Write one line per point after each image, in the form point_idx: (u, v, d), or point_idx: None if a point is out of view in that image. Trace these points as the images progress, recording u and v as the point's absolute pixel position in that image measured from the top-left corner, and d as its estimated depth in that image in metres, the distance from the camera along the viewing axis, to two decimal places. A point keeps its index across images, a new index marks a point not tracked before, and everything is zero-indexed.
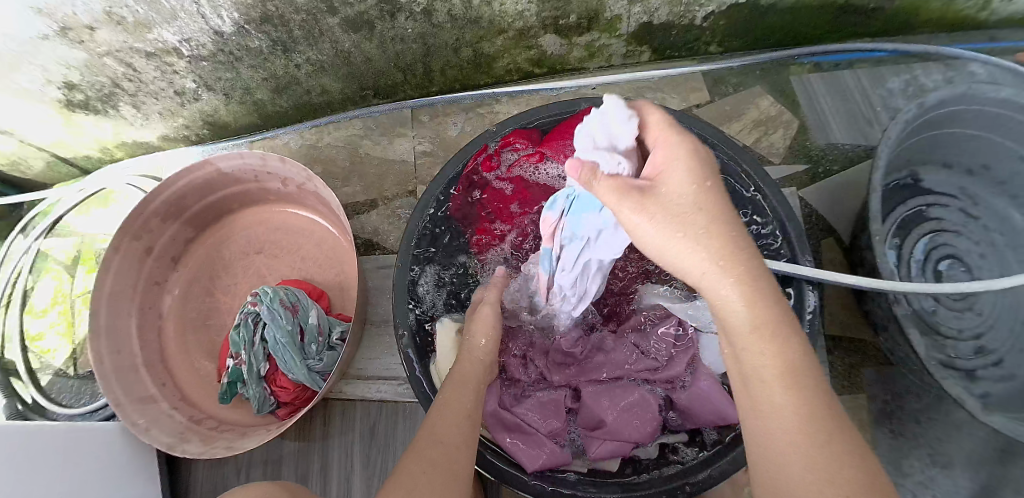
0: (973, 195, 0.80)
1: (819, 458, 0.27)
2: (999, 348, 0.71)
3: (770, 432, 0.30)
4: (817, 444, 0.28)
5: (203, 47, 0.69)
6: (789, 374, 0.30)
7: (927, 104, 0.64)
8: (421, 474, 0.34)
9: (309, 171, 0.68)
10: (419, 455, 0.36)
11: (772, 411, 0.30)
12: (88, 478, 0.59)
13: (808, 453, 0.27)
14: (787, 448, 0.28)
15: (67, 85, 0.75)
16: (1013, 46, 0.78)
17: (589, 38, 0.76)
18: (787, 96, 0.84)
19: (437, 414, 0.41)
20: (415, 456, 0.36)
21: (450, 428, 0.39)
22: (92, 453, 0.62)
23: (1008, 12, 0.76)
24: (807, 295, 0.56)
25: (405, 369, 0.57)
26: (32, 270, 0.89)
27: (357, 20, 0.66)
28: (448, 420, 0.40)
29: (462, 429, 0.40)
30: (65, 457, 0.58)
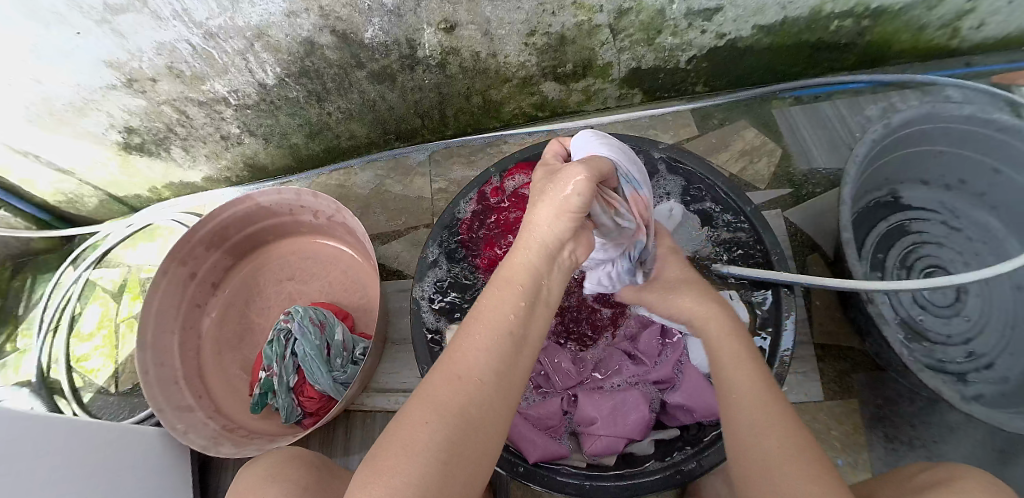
0: (954, 208, 0.87)
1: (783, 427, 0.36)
2: (988, 352, 0.76)
3: (736, 412, 0.38)
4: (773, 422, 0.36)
5: (248, 97, 0.80)
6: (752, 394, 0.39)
7: (893, 124, 0.74)
8: (438, 446, 0.29)
9: (339, 203, 0.77)
10: (436, 409, 0.30)
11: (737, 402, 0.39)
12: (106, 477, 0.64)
13: (769, 430, 0.35)
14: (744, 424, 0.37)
15: (127, 129, 0.86)
16: (986, 70, 0.89)
17: (585, 83, 0.86)
18: (770, 127, 0.92)
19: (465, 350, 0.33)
20: (421, 401, 0.31)
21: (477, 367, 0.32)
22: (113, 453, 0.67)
23: (978, 39, 0.86)
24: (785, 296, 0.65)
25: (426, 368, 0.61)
26: (80, 297, 0.98)
27: (381, 73, 0.77)
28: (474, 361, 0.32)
29: (496, 360, 0.32)
30: (87, 449, 0.63)
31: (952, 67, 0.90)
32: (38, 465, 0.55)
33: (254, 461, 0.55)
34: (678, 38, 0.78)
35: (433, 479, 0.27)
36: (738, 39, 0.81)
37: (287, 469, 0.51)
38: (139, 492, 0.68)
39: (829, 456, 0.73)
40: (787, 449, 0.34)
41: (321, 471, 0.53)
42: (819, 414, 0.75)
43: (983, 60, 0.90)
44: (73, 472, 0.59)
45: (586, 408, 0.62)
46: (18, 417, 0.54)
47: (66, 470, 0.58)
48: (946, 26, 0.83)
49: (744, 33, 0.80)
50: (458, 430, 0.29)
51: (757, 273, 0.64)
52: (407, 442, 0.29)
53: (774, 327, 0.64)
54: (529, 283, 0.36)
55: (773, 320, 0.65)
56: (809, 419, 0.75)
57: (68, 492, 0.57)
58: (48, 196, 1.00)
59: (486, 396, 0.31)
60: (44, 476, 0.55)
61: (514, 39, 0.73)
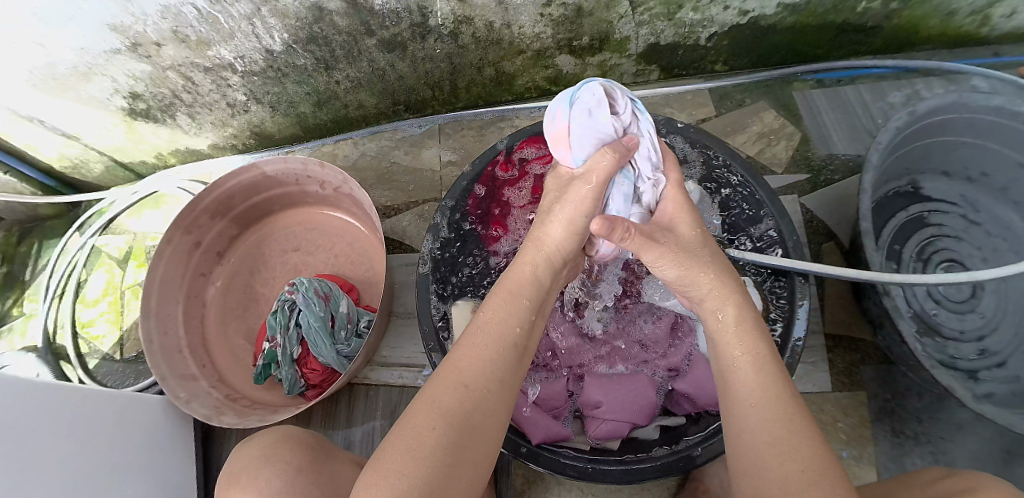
0: (975, 201, 0.84)
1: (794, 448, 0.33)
2: (1003, 350, 0.74)
3: (749, 426, 0.35)
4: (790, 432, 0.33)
5: (255, 63, 0.78)
6: (767, 389, 0.36)
7: (918, 112, 0.71)
8: (447, 442, 0.33)
9: (345, 175, 0.75)
10: (439, 409, 0.35)
11: (749, 416, 0.36)
12: (110, 449, 0.64)
13: (788, 454, 0.32)
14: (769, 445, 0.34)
15: (132, 95, 0.84)
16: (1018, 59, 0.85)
17: (601, 57, 0.83)
18: (790, 110, 0.89)
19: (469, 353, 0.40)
20: (434, 394, 0.37)
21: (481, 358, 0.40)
22: (116, 422, 0.67)
23: (1008, 29, 0.82)
24: (799, 287, 0.62)
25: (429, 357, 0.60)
26: (85, 264, 0.98)
27: (391, 41, 0.75)
28: (480, 364, 0.39)
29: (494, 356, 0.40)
30: (89, 418, 0.62)
31: (980, 56, 0.86)
32: (45, 440, 0.55)
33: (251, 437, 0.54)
34: (700, 13, 0.75)
35: (447, 455, 0.33)
36: (761, 16, 0.78)
37: (286, 444, 0.51)
38: (141, 460, 0.68)
39: (834, 447, 0.72)
40: (805, 467, 0.30)
41: (316, 451, 0.52)
42: (825, 404, 0.74)
43: (1013, 49, 0.86)
44: (83, 444, 0.60)
45: (590, 391, 0.62)
46: (21, 392, 0.54)
47: (67, 438, 0.58)
48: (975, 14, 0.79)
49: (768, 10, 0.77)
50: (462, 427, 0.34)
51: (772, 260, 0.62)
52: (417, 437, 0.33)
53: (785, 319, 0.62)
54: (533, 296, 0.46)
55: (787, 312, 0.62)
56: (815, 409, 0.74)
57: (69, 460, 0.57)
58: (54, 161, 0.99)
59: (487, 401, 0.37)
60: (51, 452, 0.55)
61: (529, 9, 0.70)
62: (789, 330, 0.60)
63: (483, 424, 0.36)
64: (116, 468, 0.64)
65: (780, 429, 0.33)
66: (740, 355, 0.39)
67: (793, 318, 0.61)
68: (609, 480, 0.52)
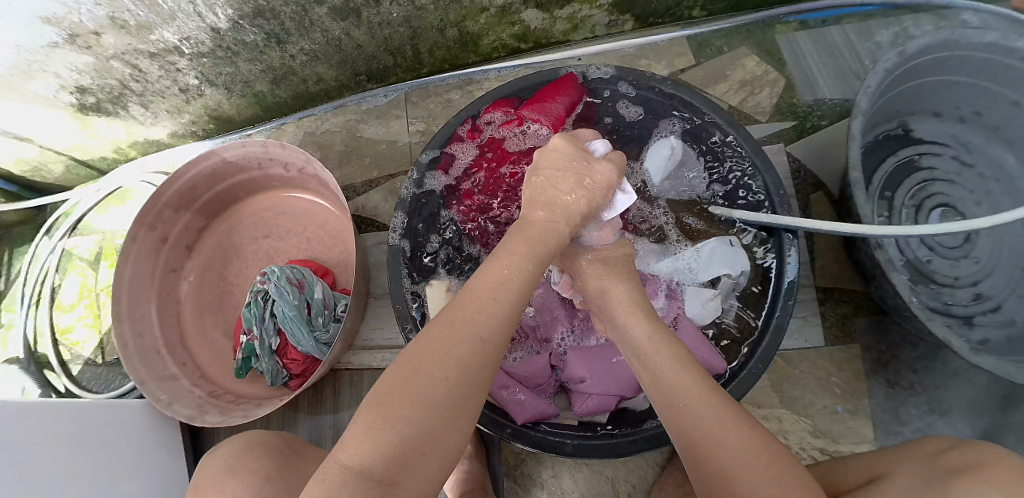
0: (968, 142, 0.80)
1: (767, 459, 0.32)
2: (996, 294, 0.72)
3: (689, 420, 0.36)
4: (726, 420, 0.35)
5: (202, 44, 0.73)
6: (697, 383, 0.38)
7: (908, 51, 0.67)
8: (445, 378, 0.31)
9: (308, 154, 0.72)
10: (447, 346, 0.33)
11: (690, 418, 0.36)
12: (101, 459, 0.63)
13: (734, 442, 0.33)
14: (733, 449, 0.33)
15: (80, 90, 0.79)
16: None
17: (570, 10, 0.78)
18: (773, 55, 0.85)
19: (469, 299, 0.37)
20: (435, 345, 0.33)
21: (485, 312, 0.36)
22: (103, 429, 0.66)
23: None
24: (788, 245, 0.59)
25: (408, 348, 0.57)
26: (57, 269, 0.95)
27: (343, 8, 0.69)
28: (478, 308, 0.36)
29: (496, 308, 0.37)
30: (72, 430, 0.61)
31: None
32: (26, 456, 0.53)
33: (219, 446, 0.53)
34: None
35: (448, 391, 0.31)
36: None
37: (256, 453, 0.50)
38: (132, 463, 0.68)
39: (828, 402, 0.71)
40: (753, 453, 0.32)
41: (285, 454, 0.52)
42: (818, 360, 0.73)
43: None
44: (64, 457, 0.58)
45: (575, 365, 0.59)
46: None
47: (53, 454, 0.56)
48: None
49: None
50: (461, 364, 0.32)
51: (760, 219, 0.59)
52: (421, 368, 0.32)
53: (774, 280, 0.59)
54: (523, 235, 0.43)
55: (776, 273, 0.59)
56: (808, 365, 0.73)
57: (59, 476, 0.56)
58: (12, 166, 0.95)
59: (483, 341, 0.35)
60: (34, 467, 0.53)
61: None
62: (778, 293, 0.58)
63: (476, 383, 0.33)
64: (109, 477, 0.63)
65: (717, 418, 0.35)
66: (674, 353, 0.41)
67: (783, 283, 0.57)
68: (598, 455, 0.51)
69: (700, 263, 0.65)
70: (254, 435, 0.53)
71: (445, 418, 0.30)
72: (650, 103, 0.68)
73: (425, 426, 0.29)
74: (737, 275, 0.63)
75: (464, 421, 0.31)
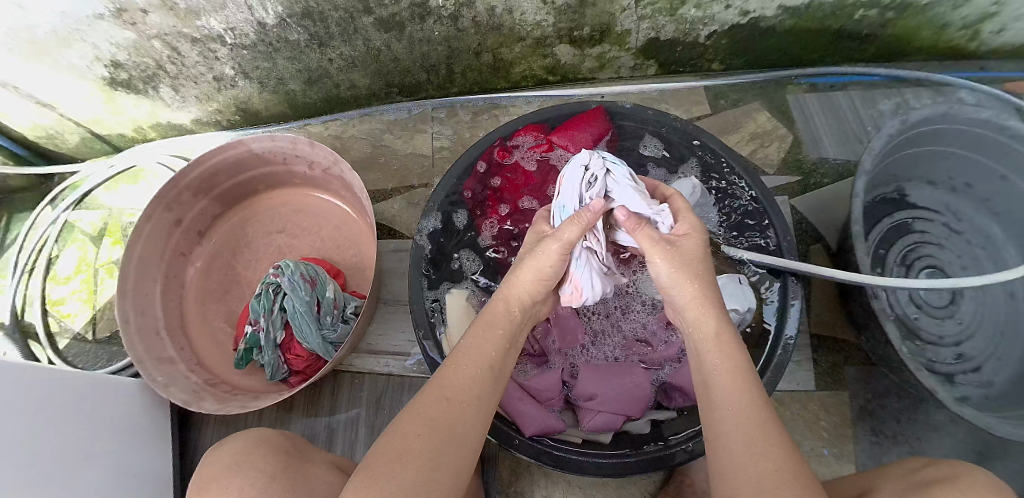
0: (957, 211, 0.86)
1: (763, 472, 0.30)
2: (978, 355, 0.77)
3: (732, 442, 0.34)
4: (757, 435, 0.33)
5: (246, 37, 0.75)
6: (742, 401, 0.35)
7: (911, 120, 0.72)
8: (429, 448, 0.34)
9: (336, 155, 0.73)
10: (429, 420, 0.35)
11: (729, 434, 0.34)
12: (83, 434, 0.61)
13: (763, 454, 0.31)
14: (726, 443, 0.34)
15: (114, 64, 0.80)
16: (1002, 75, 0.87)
17: (600, 50, 0.82)
18: (784, 113, 0.90)
19: (454, 374, 0.39)
20: (414, 415, 0.36)
21: (465, 383, 0.39)
22: (91, 404, 0.64)
23: (996, 44, 0.83)
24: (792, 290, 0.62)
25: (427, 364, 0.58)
26: (57, 239, 0.93)
27: (389, 21, 0.72)
28: (465, 387, 0.39)
29: (474, 385, 0.39)
30: (58, 401, 0.59)
31: (968, 69, 0.88)
32: (12, 417, 0.52)
33: (221, 444, 0.54)
34: (701, 10, 0.75)
35: (431, 461, 0.33)
36: (762, 17, 0.78)
37: (259, 452, 0.51)
38: (114, 443, 0.66)
39: (816, 445, 0.73)
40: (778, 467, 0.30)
41: (290, 455, 0.53)
42: (808, 403, 0.75)
43: (999, 65, 0.87)
44: (50, 425, 0.57)
45: (586, 382, 0.60)
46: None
47: (36, 424, 0.55)
48: (969, 27, 0.80)
49: (768, 12, 0.76)
50: (444, 435, 0.35)
51: (771, 262, 0.62)
52: (403, 439, 0.34)
53: (776, 324, 0.62)
54: (506, 329, 0.46)
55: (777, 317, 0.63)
56: (798, 408, 0.75)
57: (38, 448, 0.54)
58: (26, 130, 0.94)
59: (470, 417, 0.37)
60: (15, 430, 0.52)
61: None
62: (778, 339, 0.60)
63: (459, 451, 0.35)
64: (87, 454, 0.61)
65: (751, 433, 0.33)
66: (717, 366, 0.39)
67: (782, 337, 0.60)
68: (600, 473, 0.52)
69: None
70: (249, 433, 0.54)
71: (425, 479, 0.32)
72: (673, 142, 0.72)
73: (412, 487, 0.31)
74: (744, 311, 0.65)
75: (446, 479, 0.33)
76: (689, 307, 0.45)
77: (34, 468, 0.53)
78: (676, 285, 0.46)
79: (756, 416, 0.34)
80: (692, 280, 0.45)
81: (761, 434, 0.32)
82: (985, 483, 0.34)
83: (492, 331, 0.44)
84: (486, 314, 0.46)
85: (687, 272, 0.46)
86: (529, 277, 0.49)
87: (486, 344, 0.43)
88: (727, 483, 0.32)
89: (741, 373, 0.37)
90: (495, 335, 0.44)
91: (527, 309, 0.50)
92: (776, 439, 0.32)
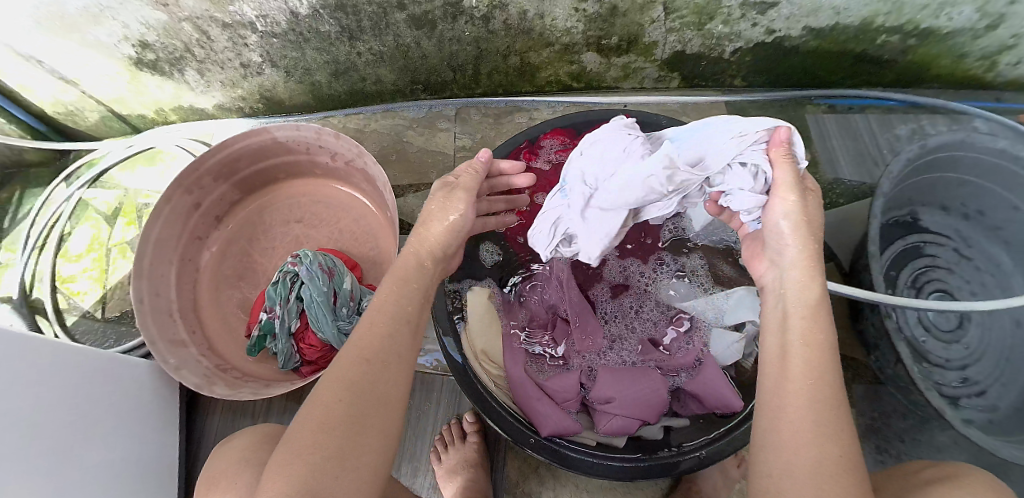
0: (967, 237, 0.87)
1: (827, 459, 0.30)
2: (983, 380, 0.77)
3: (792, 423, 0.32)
4: (828, 427, 0.31)
5: (277, 25, 0.75)
6: (815, 386, 0.33)
7: (928, 146, 0.73)
8: (347, 411, 0.33)
9: (361, 148, 0.74)
10: (342, 383, 0.34)
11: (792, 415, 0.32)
12: (96, 410, 0.61)
13: (824, 444, 0.30)
14: (787, 425, 0.32)
15: (141, 44, 0.80)
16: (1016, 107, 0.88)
17: (626, 59, 0.83)
18: (802, 133, 0.91)
19: (365, 332, 0.38)
20: (333, 379, 0.34)
21: (380, 340, 0.37)
22: (104, 381, 0.64)
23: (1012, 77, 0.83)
24: None
25: (445, 361, 0.59)
26: (71, 217, 0.93)
27: (421, 18, 0.73)
28: (376, 343, 0.37)
29: (389, 340, 0.38)
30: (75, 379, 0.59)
31: (983, 99, 0.89)
32: (25, 390, 0.52)
33: (231, 440, 0.55)
34: (728, 26, 0.76)
35: (349, 424, 0.32)
36: (786, 37, 0.78)
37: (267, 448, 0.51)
38: (124, 422, 0.66)
39: None
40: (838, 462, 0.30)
41: None
42: None
43: (1013, 97, 0.88)
44: (66, 400, 0.57)
45: (603, 385, 0.61)
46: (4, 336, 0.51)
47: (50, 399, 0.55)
48: (986, 59, 0.80)
49: (794, 32, 0.77)
50: (362, 397, 0.34)
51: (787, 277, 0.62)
52: (318, 407, 0.33)
53: None
54: (418, 279, 0.44)
55: None
56: None
57: (52, 423, 0.54)
58: (46, 105, 0.94)
59: (388, 375, 0.36)
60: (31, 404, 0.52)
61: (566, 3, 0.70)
62: None
63: (381, 411, 0.34)
64: (99, 432, 0.61)
65: (820, 425, 0.31)
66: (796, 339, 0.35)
67: None
68: (611, 474, 0.54)
69: (728, 305, 0.64)
70: (260, 430, 0.56)
71: (345, 444, 0.32)
72: None
73: (335, 454, 0.31)
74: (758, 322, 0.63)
75: (370, 442, 0.33)
76: (796, 267, 0.39)
77: (46, 442, 0.53)
78: (786, 243, 0.40)
79: (829, 400, 0.32)
80: (805, 239, 0.40)
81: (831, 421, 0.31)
82: (997, 492, 0.35)
83: (407, 286, 0.42)
84: (395, 270, 0.44)
85: (803, 229, 0.40)
86: (438, 228, 0.47)
87: (392, 294, 0.41)
88: (784, 458, 0.31)
89: (824, 352, 0.34)
90: (409, 289, 0.42)
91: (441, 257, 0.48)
92: (842, 435, 0.31)
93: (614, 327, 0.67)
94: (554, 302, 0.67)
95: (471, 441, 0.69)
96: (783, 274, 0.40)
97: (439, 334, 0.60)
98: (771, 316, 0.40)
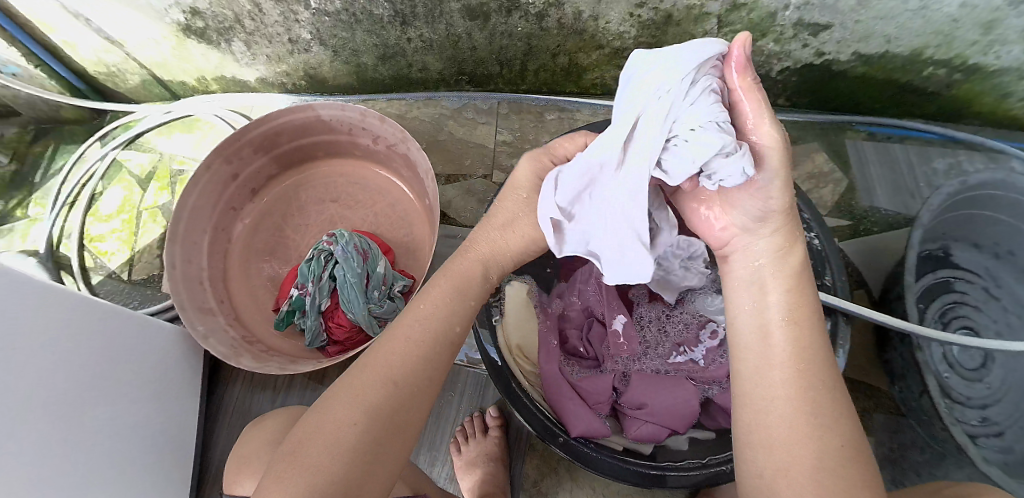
0: (996, 276, 0.86)
1: (827, 454, 0.30)
2: (1004, 421, 0.77)
3: (775, 422, 0.32)
4: (815, 427, 0.31)
5: (331, 4, 0.74)
6: (801, 386, 0.32)
7: (969, 183, 0.73)
8: (368, 436, 0.33)
9: (405, 133, 0.74)
10: (361, 403, 0.34)
11: (777, 414, 0.32)
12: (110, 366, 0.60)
13: (805, 443, 0.30)
14: (770, 424, 0.32)
15: (191, 11, 0.79)
16: None
17: None
18: (840, 157, 0.91)
19: (390, 349, 0.37)
20: (358, 396, 0.35)
21: (398, 361, 0.37)
22: (125, 336, 0.64)
23: None
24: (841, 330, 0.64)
25: (482, 356, 0.59)
26: (103, 177, 0.93)
27: (476, 10, 0.73)
28: (393, 363, 0.36)
29: (417, 361, 0.37)
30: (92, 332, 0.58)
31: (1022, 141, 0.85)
32: (39, 342, 0.51)
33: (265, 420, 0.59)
34: (779, 45, 0.76)
35: (368, 449, 0.33)
36: (836, 61, 0.78)
37: None
38: (140, 379, 0.65)
39: None
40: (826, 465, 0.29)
41: None
42: None
43: None
44: (74, 371, 0.55)
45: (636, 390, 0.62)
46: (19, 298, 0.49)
47: (63, 352, 0.54)
48: None
49: (844, 56, 0.77)
50: (386, 424, 0.34)
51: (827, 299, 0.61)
52: (336, 419, 0.33)
53: None
54: (456, 291, 0.43)
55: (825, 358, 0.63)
56: None
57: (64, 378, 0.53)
58: (89, 64, 0.94)
59: (414, 404, 0.36)
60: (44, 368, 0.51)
61: (621, 7, 0.70)
62: None
63: (400, 440, 0.35)
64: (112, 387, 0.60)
65: (806, 425, 0.31)
66: (780, 336, 0.35)
67: None
68: (634, 479, 0.55)
69: None
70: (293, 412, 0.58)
71: (359, 464, 0.32)
72: None
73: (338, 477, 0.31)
74: None
75: (384, 466, 0.34)
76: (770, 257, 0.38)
77: (58, 398, 0.52)
78: (763, 214, 0.37)
79: (817, 396, 0.32)
80: (784, 209, 0.37)
81: (827, 412, 0.31)
82: None
83: (458, 304, 0.43)
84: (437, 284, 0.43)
85: (787, 198, 0.36)
86: (483, 248, 0.47)
87: (428, 312, 0.41)
88: (774, 455, 0.31)
89: (810, 350, 0.34)
90: (460, 308, 0.42)
91: (476, 270, 0.46)
92: (832, 433, 0.30)
93: (647, 330, 0.68)
94: (588, 300, 0.69)
95: (493, 435, 0.70)
96: (756, 242, 0.39)
97: (477, 326, 0.60)
98: (742, 291, 0.39)
